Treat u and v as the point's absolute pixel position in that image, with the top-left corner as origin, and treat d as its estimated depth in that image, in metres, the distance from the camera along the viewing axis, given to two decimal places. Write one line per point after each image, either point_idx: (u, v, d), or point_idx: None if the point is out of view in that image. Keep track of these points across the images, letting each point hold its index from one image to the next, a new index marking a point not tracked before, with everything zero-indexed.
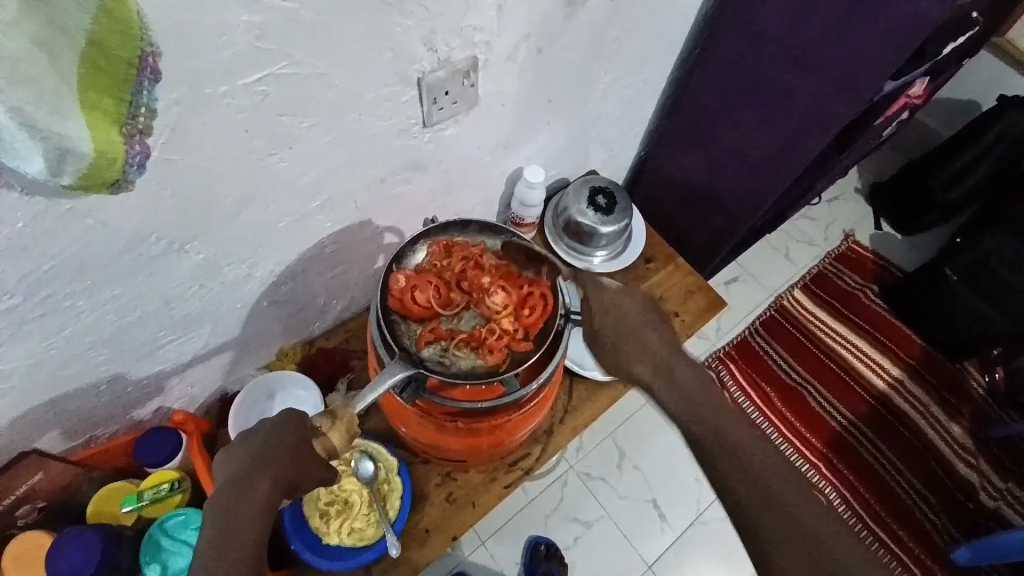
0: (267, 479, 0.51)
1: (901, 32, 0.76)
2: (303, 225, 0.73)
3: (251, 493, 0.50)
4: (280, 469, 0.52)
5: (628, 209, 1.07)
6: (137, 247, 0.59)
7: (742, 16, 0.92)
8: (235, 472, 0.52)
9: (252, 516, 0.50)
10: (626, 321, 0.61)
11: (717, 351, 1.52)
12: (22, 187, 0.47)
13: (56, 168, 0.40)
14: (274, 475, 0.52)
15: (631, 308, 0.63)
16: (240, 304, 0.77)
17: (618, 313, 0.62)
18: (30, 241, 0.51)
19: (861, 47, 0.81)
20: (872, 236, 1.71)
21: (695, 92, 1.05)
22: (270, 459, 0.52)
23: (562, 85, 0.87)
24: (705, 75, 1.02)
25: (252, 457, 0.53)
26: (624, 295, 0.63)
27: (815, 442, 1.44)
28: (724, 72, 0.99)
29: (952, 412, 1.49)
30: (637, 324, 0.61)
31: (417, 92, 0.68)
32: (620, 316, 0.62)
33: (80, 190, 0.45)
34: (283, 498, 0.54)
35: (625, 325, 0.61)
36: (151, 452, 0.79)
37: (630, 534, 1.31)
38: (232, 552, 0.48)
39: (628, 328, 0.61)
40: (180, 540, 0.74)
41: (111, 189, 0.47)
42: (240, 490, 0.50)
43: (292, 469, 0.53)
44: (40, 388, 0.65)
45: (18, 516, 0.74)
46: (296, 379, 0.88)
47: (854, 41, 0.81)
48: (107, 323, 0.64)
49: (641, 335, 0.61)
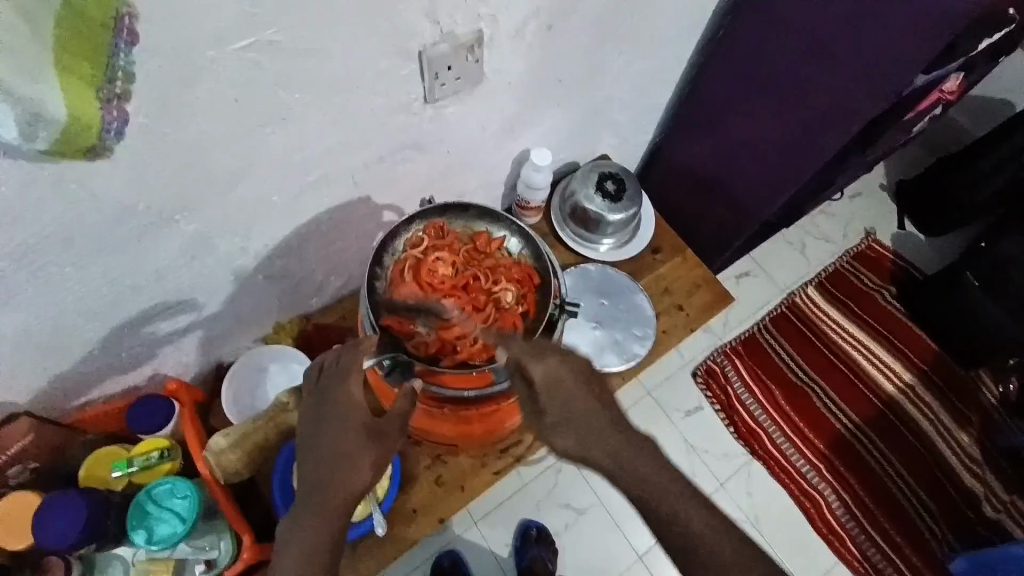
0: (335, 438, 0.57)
1: (926, 23, 0.72)
2: (298, 200, 0.71)
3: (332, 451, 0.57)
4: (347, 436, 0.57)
5: (638, 197, 1.04)
6: (125, 216, 0.58)
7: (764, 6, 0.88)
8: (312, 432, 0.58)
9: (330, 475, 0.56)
10: (569, 400, 0.58)
11: (723, 346, 1.50)
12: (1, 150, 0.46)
13: (30, 133, 0.39)
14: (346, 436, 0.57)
15: (570, 378, 0.59)
16: (235, 277, 0.76)
17: (560, 387, 0.58)
18: (11, 209, 0.50)
19: (886, 38, 0.76)
20: (894, 235, 1.65)
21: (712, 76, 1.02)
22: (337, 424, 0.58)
23: (573, 65, 0.84)
24: (723, 63, 0.98)
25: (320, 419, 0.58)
26: (565, 365, 0.59)
27: (817, 443, 1.42)
28: (743, 59, 0.95)
29: (960, 421, 1.45)
30: (577, 403, 0.58)
31: (418, 66, 0.65)
32: (562, 391, 0.58)
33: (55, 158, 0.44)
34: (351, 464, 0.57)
35: (566, 408, 0.58)
36: (144, 418, 0.76)
37: (621, 523, 1.32)
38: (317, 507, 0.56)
39: (570, 411, 0.58)
40: (167, 508, 0.71)
41: (87, 156, 0.46)
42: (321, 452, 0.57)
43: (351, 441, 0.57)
44: (29, 355, 0.65)
45: (10, 474, 0.71)
46: (290, 355, 0.89)
47: (878, 30, 0.76)
48: (96, 292, 0.64)
49: (582, 417, 0.58)
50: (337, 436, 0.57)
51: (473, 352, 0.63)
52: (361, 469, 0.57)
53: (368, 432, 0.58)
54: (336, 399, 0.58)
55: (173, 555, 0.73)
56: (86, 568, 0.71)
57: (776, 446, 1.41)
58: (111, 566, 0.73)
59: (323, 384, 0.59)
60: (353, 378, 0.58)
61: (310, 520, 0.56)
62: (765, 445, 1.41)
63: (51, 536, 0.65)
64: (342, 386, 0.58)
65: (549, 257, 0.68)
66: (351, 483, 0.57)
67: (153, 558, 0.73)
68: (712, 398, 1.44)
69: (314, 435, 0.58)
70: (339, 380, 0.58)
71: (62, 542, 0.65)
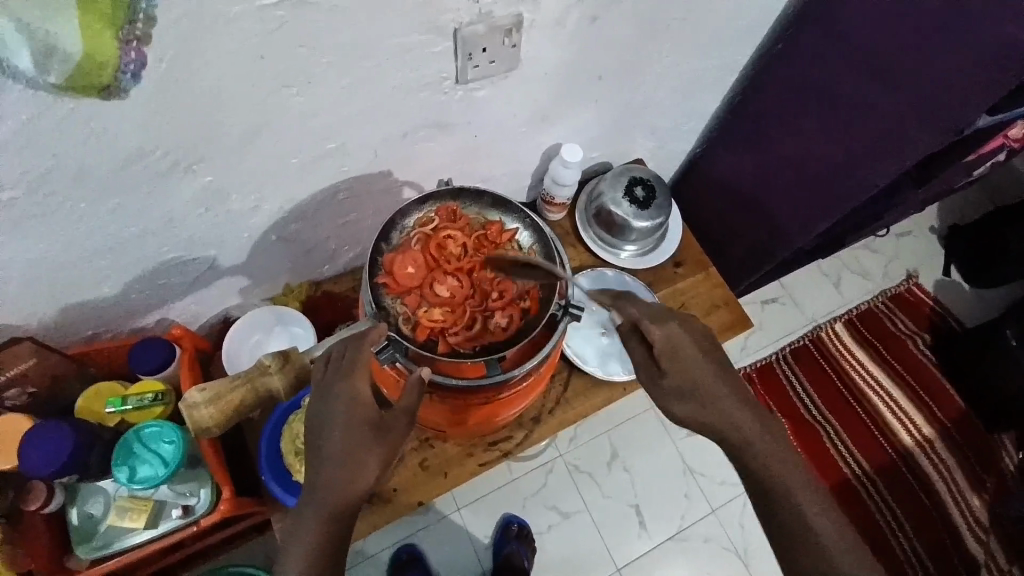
0: (337, 431, 0.51)
1: (1009, 56, 0.67)
2: (316, 166, 0.71)
3: (329, 449, 0.51)
4: (348, 428, 0.51)
5: (666, 206, 1.00)
6: (141, 160, 0.58)
7: (827, 15, 0.83)
8: (313, 429, 0.53)
9: (329, 475, 0.50)
10: (690, 365, 0.59)
11: (737, 371, 1.45)
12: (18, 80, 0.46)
13: (44, 64, 0.45)
14: (345, 432, 0.51)
15: (692, 346, 0.60)
16: (247, 235, 0.77)
17: (682, 353, 0.59)
18: (26, 139, 0.51)
19: (958, 65, 0.72)
20: (937, 282, 1.58)
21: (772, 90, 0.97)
22: (337, 418, 0.52)
23: (614, 62, 0.81)
24: (777, 73, 0.93)
25: (320, 414, 0.52)
26: (683, 330, 0.61)
27: (820, 484, 1.37)
28: (798, 71, 0.90)
29: (976, 484, 1.37)
30: (698, 373, 0.59)
31: (451, 45, 0.64)
32: (682, 358, 0.59)
33: (80, 94, 0.49)
34: (352, 463, 0.51)
35: (690, 373, 0.59)
36: (142, 360, 0.77)
37: (604, 532, 1.31)
38: (314, 513, 0.50)
39: (688, 378, 0.59)
40: (153, 450, 0.71)
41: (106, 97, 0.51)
42: (319, 449, 0.51)
43: (353, 439, 0.51)
44: (40, 284, 0.67)
45: (7, 397, 0.73)
46: (293, 318, 0.90)
47: (949, 55, 0.72)
48: (108, 231, 0.65)
49: (706, 388, 0.59)
50: (340, 431, 0.51)
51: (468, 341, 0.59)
52: (366, 468, 0.51)
53: (374, 429, 0.52)
54: (340, 395, 0.52)
55: (154, 495, 0.74)
56: (70, 495, 0.74)
57: None
58: (94, 498, 0.75)
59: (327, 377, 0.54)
60: (358, 373, 0.53)
61: (313, 523, 0.50)
62: None
63: (36, 461, 0.67)
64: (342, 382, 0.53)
65: (563, 254, 0.64)
66: (357, 484, 0.51)
67: (133, 496, 0.74)
68: None
69: (316, 432, 0.52)
70: (341, 376, 0.53)
71: (46, 469, 0.67)
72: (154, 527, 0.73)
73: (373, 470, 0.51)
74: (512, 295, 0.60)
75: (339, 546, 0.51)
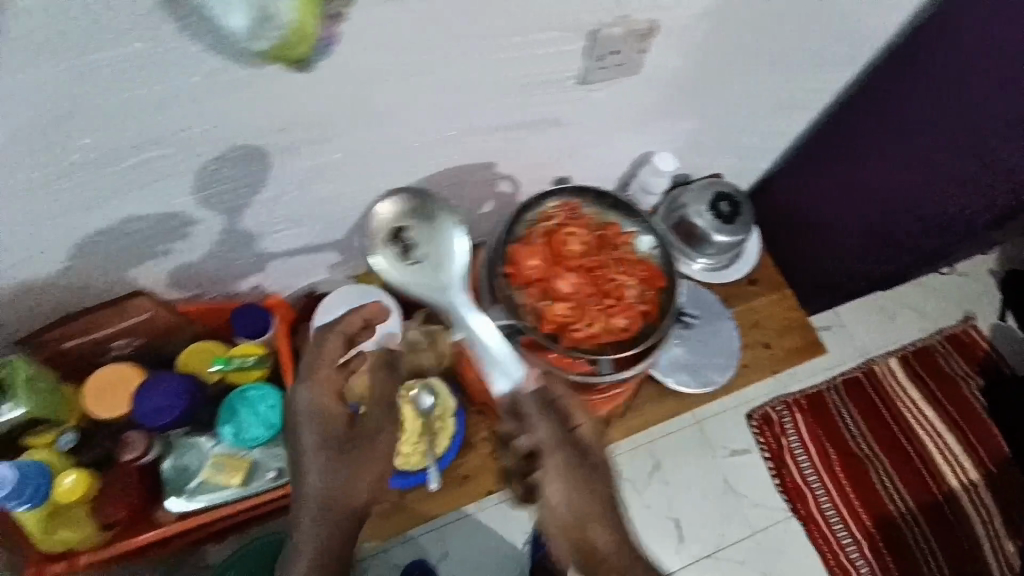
0: (323, 454, 0.62)
1: None
2: (432, 151, 0.72)
3: (312, 472, 0.62)
4: (332, 448, 0.63)
5: (750, 223, 0.99)
6: (287, 129, 0.59)
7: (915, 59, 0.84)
8: (294, 454, 0.63)
9: (313, 494, 0.61)
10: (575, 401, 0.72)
11: (786, 396, 1.44)
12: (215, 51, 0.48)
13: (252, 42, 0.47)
14: (328, 452, 0.62)
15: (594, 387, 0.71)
16: (353, 212, 0.78)
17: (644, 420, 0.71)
18: (195, 98, 0.52)
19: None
20: (993, 325, 1.55)
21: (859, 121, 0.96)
22: (313, 440, 0.63)
23: (726, 75, 0.81)
24: (857, 111, 0.94)
25: (295, 439, 0.63)
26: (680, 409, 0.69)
27: (863, 518, 1.36)
28: (883, 111, 0.91)
29: (1020, 533, 1.36)
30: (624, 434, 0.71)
31: (587, 44, 0.65)
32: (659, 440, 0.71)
33: (271, 62, 0.47)
34: (338, 476, 0.62)
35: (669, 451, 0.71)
36: (244, 324, 0.81)
37: (641, 541, 1.30)
38: (310, 528, 0.61)
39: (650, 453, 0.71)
40: (256, 412, 0.76)
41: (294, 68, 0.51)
42: (302, 471, 0.62)
43: (340, 457, 0.63)
44: (162, 243, 0.68)
45: (114, 346, 0.76)
46: (375, 296, 0.91)
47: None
48: (237, 197, 0.66)
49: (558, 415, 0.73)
50: (313, 446, 0.62)
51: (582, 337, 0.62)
52: (354, 481, 0.63)
53: (341, 444, 0.63)
54: (300, 412, 0.63)
55: (248, 456, 0.77)
56: (166, 447, 0.76)
57: (819, 509, 1.36)
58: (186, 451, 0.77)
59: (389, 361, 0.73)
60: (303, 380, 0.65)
61: (311, 533, 0.61)
62: (807, 505, 1.35)
63: (153, 408, 0.73)
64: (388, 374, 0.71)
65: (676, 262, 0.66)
66: (347, 496, 0.62)
67: (228, 454, 0.77)
68: (763, 445, 1.39)
69: (295, 456, 0.63)
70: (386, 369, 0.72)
71: (162, 417, 0.73)
72: (247, 487, 0.77)
73: (339, 484, 0.62)
74: (628, 297, 0.63)
75: (342, 543, 0.62)
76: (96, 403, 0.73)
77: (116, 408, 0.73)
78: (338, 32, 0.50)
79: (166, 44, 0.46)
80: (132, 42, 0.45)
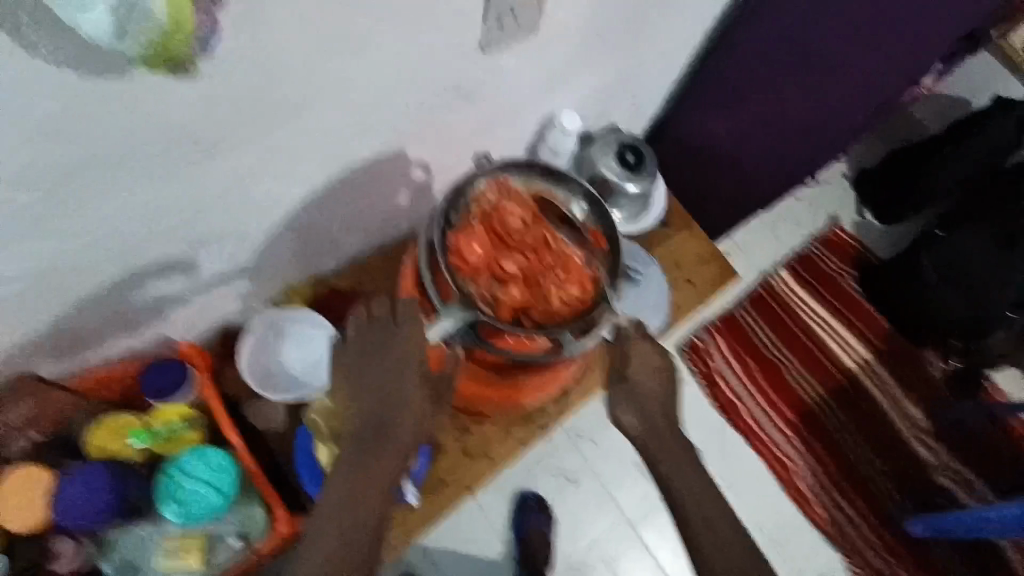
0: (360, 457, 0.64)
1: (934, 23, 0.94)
2: (339, 147, 0.66)
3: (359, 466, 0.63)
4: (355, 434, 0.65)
5: (655, 170, 1.03)
6: (172, 146, 0.52)
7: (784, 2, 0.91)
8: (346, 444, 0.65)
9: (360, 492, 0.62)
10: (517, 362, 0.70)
11: (706, 322, 1.57)
12: (80, 68, 0.41)
13: (123, 28, 0.38)
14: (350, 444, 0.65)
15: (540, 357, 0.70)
16: (260, 230, 0.70)
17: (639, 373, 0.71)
18: (50, 123, 0.44)
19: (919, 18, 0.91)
20: (855, 223, 1.76)
21: (752, 55, 0.98)
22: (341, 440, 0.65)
23: (618, 23, 0.82)
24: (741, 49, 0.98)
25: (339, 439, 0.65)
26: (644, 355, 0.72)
27: (787, 413, 1.53)
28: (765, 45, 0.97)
29: (909, 392, 1.59)
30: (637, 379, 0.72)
31: (487, 10, 0.62)
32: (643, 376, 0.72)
33: (141, 63, 0.42)
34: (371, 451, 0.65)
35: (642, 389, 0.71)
36: (159, 385, 0.73)
37: (612, 489, 1.33)
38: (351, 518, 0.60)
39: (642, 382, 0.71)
40: (199, 480, 0.72)
41: (171, 71, 0.44)
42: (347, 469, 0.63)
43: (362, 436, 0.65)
44: (35, 302, 0.58)
45: (4, 447, 0.67)
46: (306, 319, 0.81)
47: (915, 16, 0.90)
48: (124, 235, 0.57)
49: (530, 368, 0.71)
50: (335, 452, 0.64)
51: (540, 311, 0.66)
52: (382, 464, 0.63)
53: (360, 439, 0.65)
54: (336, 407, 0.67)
55: (201, 531, 0.74)
56: (94, 547, 0.71)
57: (752, 416, 1.50)
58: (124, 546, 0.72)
59: (384, 334, 0.66)
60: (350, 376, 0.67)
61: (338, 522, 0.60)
62: (742, 416, 1.49)
63: (77, 504, 0.66)
64: (386, 347, 0.65)
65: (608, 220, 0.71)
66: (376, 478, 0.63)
67: (180, 535, 0.73)
68: (696, 371, 1.51)
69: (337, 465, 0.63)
70: (381, 344, 0.66)
71: (96, 512, 0.67)
72: (210, 563, 0.75)
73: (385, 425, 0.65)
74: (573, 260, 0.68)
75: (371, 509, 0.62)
76: (2, 516, 0.65)
77: (30, 519, 0.66)
78: (220, 23, 0.44)
79: (14, 68, 0.39)
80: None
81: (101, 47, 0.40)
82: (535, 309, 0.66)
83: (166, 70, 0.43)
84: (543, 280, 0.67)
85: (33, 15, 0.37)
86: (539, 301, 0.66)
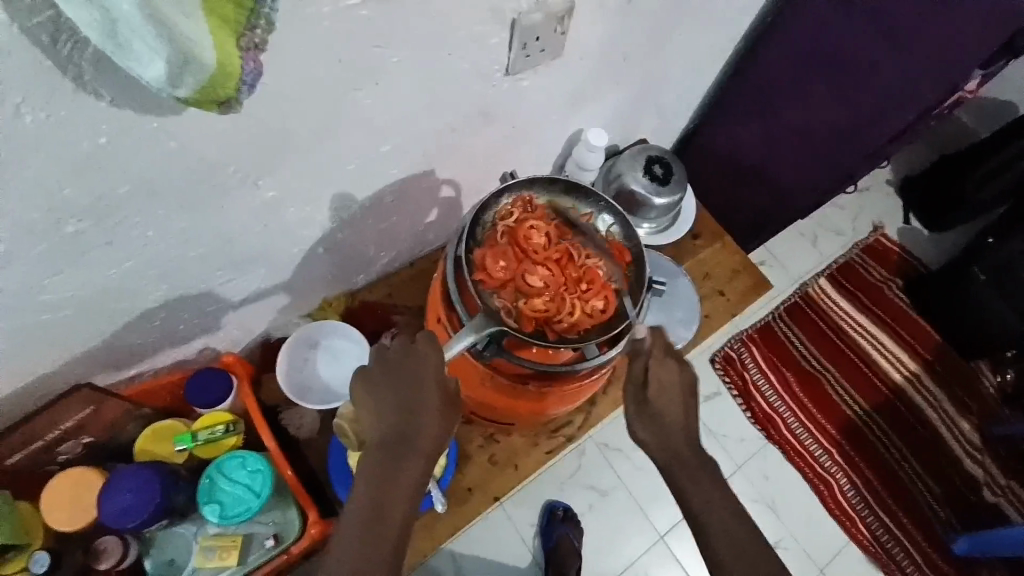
0: (403, 462, 0.62)
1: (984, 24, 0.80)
2: (368, 170, 0.69)
3: (402, 473, 0.61)
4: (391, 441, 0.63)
5: (683, 183, 1.02)
6: (217, 176, 0.56)
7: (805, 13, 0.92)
8: (383, 446, 0.62)
9: (397, 495, 0.60)
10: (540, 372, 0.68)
11: (740, 334, 1.53)
12: (131, 106, 0.45)
13: (177, 75, 0.40)
14: (389, 452, 0.62)
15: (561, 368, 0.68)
16: (296, 250, 0.74)
17: (666, 386, 0.66)
18: (109, 161, 0.49)
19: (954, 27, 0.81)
20: (899, 229, 1.69)
21: (786, 58, 0.98)
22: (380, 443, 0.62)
23: (640, 39, 0.82)
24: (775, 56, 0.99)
25: (381, 448, 0.62)
26: (673, 368, 0.66)
27: (828, 428, 1.47)
28: (798, 51, 0.96)
29: (963, 409, 1.51)
30: (661, 398, 0.66)
31: (508, 33, 0.64)
32: (665, 386, 0.66)
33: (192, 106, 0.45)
34: (404, 453, 0.62)
35: (669, 399, 0.66)
36: (203, 393, 0.79)
37: (642, 504, 1.32)
38: (384, 531, 0.59)
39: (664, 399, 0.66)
40: (236, 481, 0.76)
41: (221, 110, 0.46)
42: (385, 470, 0.61)
43: (392, 440, 0.62)
44: (92, 320, 0.63)
45: (62, 451, 0.74)
46: (343, 331, 0.87)
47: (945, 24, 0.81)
48: (171, 258, 0.62)
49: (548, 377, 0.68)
50: (368, 466, 0.61)
51: (570, 322, 0.67)
52: (413, 477, 0.62)
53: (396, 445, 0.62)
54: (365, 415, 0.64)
55: (239, 530, 0.78)
56: (143, 545, 0.76)
57: (790, 431, 1.45)
58: (170, 544, 0.77)
59: (407, 349, 0.65)
60: (385, 379, 0.65)
61: (368, 543, 0.58)
62: (780, 431, 1.44)
63: (117, 508, 0.71)
64: (412, 362, 0.64)
65: (629, 236, 0.73)
66: (404, 484, 0.61)
67: (220, 534, 0.77)
68: (729, 383, 1.48)
69: (374, 476, 0.61)
70: (407, 359, 0.65)
71: (132, 515, 0.71)
72: (245, 562, 0.77)
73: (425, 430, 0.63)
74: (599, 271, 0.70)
75: (399, 520, 0.60)
76: (53, 518, 0.71)
77: (78, 517, 0.71)
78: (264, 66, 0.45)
79: (77, 109, 0.44)
80: (25, 113, 0.42)
81: (149, 88, 0.44)
82: (563, 320, 0.67)
83: (217, 108, 0.46)
84: (569, 290, 0.68)
85: (87, 61, 0.41)
86: (567, 312, 0.67)
